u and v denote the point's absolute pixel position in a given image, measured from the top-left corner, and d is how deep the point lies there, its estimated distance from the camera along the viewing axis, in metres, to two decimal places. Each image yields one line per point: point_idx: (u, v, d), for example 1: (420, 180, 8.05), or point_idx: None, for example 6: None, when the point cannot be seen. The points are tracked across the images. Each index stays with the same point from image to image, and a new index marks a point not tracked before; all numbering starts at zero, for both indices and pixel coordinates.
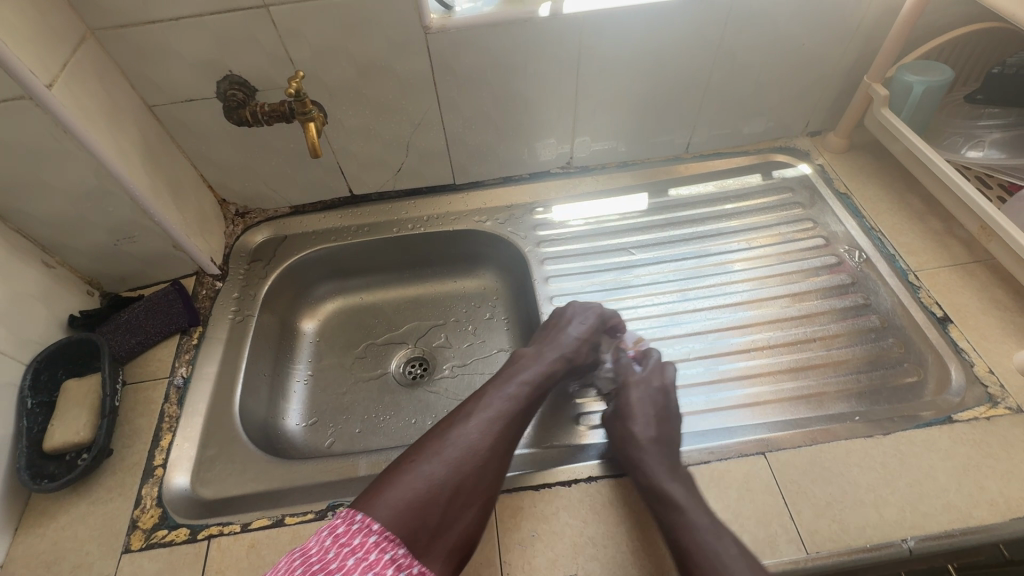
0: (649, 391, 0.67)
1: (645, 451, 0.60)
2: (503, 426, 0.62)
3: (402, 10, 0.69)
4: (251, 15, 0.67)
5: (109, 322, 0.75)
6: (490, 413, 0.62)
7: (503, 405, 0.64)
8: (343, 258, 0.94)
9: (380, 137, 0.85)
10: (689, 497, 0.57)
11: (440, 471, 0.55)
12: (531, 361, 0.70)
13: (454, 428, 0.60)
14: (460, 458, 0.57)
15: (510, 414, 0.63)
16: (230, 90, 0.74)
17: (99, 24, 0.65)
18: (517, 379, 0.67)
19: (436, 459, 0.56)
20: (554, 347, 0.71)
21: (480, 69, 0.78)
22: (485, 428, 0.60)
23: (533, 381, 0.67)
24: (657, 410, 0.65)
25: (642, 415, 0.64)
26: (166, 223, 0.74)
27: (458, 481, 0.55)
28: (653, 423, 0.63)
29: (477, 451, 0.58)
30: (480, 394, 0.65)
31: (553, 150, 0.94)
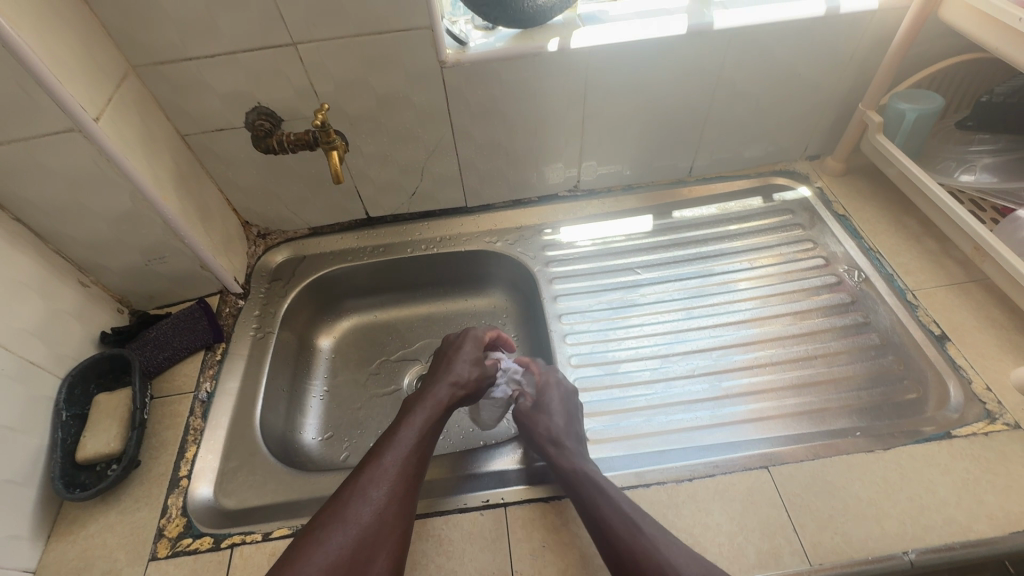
0: (559, 390, 0.73)
1: (562, 441, 0.66)
2: (401, 469, 0.62)
3: (421, 47, 0.74)
4: (280, 52, 0.72)
5: (138, 339, 0.79)
6: (386, 461, 0.62)
7: (397, 449, 0.63)
8: (359, 278, 0.98)
9: (396, 163, 0.89)
10: (601, 480, 0.62)
11: (340, 541, 0.56)
12: (417, 404, 0.70)
13: (352, 488, 0.60)
14: (357, 521, 0.57)
15: (406, 454, 0.63)
16: (258, 120, 0.78)
17: (141, 61, 0.70)
18: (409, 422, 0.67)
19: (334, 526, 0.56)
20: (440, 379, 0.73)
21: (492, 100, 0.82)
22: (382, 480, 0.60)
23: (423, 422, 0.67)
24: (565, 407, 0.71)
25: (555, 412, 0.70)
26: (195, 244, 0.78)
27: (359, 543, 0.56)
28: (559, 415, 0.70)
29: (373, 504, 0.58)
30: (378, 443, 0.64)
31: (561, 174, 0.97)
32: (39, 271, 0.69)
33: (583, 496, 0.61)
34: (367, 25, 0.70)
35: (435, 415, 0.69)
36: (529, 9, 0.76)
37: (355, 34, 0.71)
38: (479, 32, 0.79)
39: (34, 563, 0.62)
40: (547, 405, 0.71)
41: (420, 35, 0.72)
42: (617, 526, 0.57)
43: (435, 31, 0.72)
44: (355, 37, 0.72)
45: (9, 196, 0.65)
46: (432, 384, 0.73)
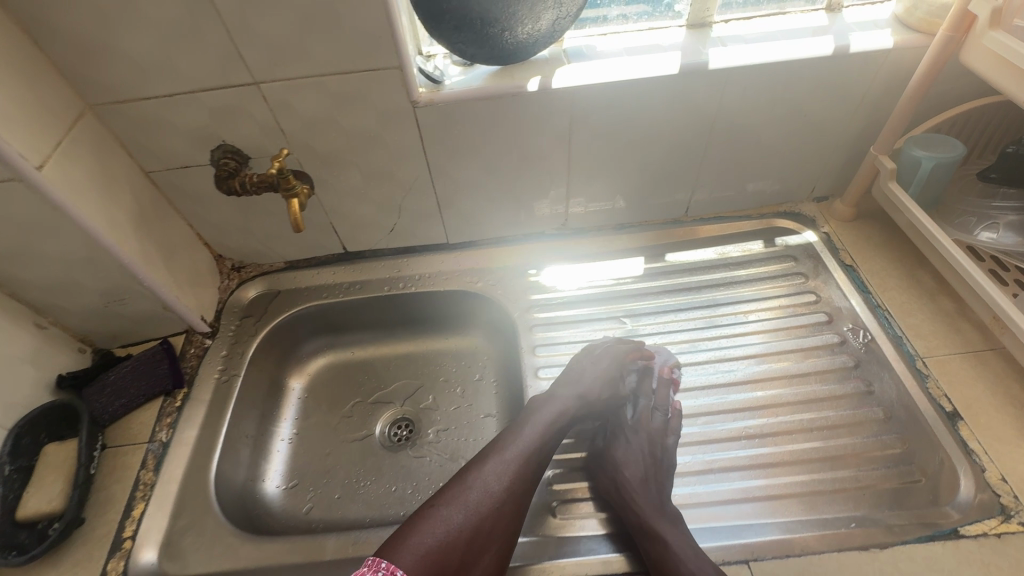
0: (642, 432, 0.70)
1: (637, 491, 0.64)
2: (518, 468, 0.66)
3: (391, 87, 0.69)
4: (242, 91, 0.68)
5: (95, 383, 0.76)
6: (510, 457, 0.66)
7: (520, 448, 0.68)
8: (335, 315, 0.94)
9: (372, 200, 0.85)
10: (679, 533, 0.60)
11: (463, 518, 0.60)
12: (545, 402, 0.72)
13: (478, 474, 0.65)
14: (478, 503, 0.62)
15: (526, 456, 0.67)
16: (224, 158, 0.75)
17: (97, 99, 0.67)
18: (533, 421, 0.70)
19: (456, 505, 0.61)
20: (569, 386, 0.73)
21: (471, 140, 0.78)
22: (503, 473, 0.65)
23: (548, 422, 0.70)
24: (650, 451, 0.68)
25: (634, 456, 0.68)
26: (156, 286, 0.76)
27: (477, 524, 0.60)
28: (647, 462, 0.67)
29: (495, 494, 0.63)
30: (503, 439, 0.69)
31: (547, 212, 0.92)
32: None
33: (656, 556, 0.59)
34: (332, 64, 0.66)
35: (564, 419, 0.71)
36: (509, 45, 0.71)
37: (320, 73, 0.67)
38: (457, 68, 0.75)
39: None
40: (647, 447, 0.69)
41: (390, 75, 0.68)
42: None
43: (405, 71, 0.68)
44: (320, 77, 0.67)
45: None
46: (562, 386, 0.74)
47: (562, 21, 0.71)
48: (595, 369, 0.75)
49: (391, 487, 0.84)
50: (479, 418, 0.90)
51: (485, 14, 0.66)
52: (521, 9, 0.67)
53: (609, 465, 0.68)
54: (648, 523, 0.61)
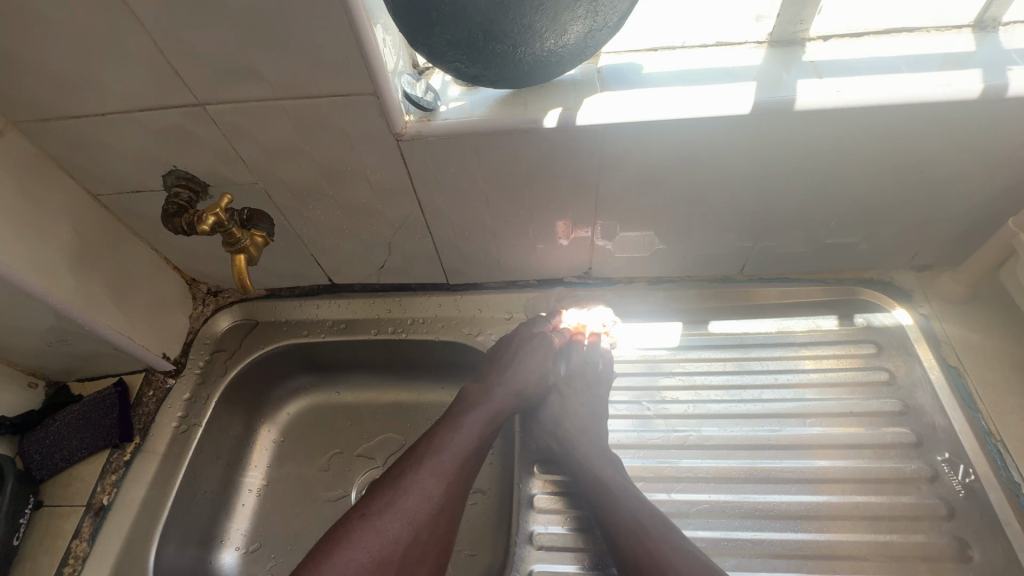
0: (581, 387, 0.70)
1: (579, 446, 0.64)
2: (455, 469, 0.62)
3: (368, 116, 0.54)
4: (187, 113, 0.55)
5: (38, 429, 0.68)
6: (446, 458, 0.62)
7: (459, 447, 0.64)
8: (316, 355, 0.83)
9: (357, 236, 0.71)
10: (636, 498, 0.59)
11: (399, 529, 0.57)
12: (482, 397, 0.68)
13: (413, 478, 0.60)
14: (414, 512, 0.58)
15: (463, 456, 0.63)
16: (176, 186, 0.63)
17: (21, 116, 0.55)
18: (468, 423, 0.66)
19: (390, 515, 0.57)
20: (507, 381, 0.69)
21: (471, 178, 0.62)
22: (439, 475, 0.61)
23: (484, 424, 0.66)
24: (591, 408, 0.68)
25: (574, 417, 0.67)
26: (95, 326, 0.66)
27: (412, 535, 0.57)
28: (583, 419, 0.67)
29: (430, 498, 0.59)
30: (438, 437, 0.64)
31: (567, 259, 0.75)
32: None
33: (611, 521, 0.58)
34: (290, 87, 0.51)
35: (499, 418, 0.67)
36: (523, 65, 0.54)
37: (276, 97, 0.52)
38: (457, 90, 0.59)
39: None
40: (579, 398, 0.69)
41: (364, 102, 0.53)
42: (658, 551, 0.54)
43: (383, 98, 0.52)
44: (277, 101, 0.53)
45: None
46: (501, 372, 0.70)
47: (597, 33, 0.53)
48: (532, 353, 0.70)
49: None
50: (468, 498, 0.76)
51: (489, 29, 0.49)
52: (540, 21, 0.49)
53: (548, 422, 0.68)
54: (598, 488, 0.61)
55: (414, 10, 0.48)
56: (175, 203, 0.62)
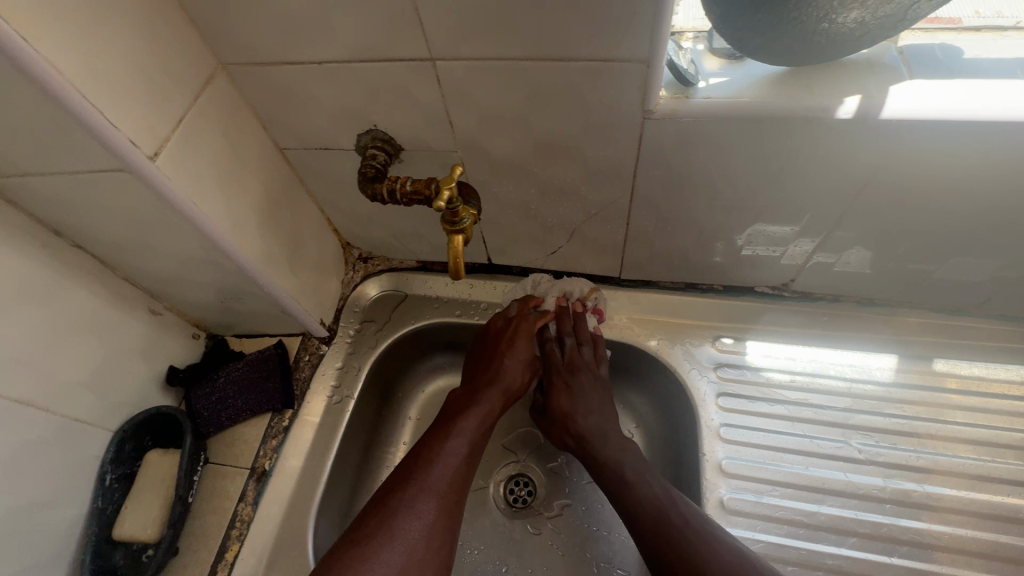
0: (589, 377, 0.68)
1: (598, 438, 0.64)
2: (450, 480, 0.56)
3: (623, 86, 0.45)
4: (411, 67, 0.48)
5: (205, 383, 0.67)
6: (442, 469, 0.56)
7: (452, 458, 0.58)
8: (464, 336, 0.78)
9: (540, 219, 0.65)
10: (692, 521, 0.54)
11: (399, 556, 0.50)
12: (472, 400, 0.64)
13: (409, 500, 0.54)
14: (414, 535, 0.52)
15: (459, 465, 0.58)
16: (372, 147, 0.57)
17: (231, 59, 0.50)
18: (460, 429, 0.60)
19: (386, 541, 0.51)
20: (491, 382, 0.65)
21: (706, 169, 0.53)
22: (435, 492, 0.55)
23: (475, 429, 0.61)
24: (601, 397, 0.67)
25: (585, 410, 0.66)
26: (275, 290, 0.62)
27: (413, 562, 0.50)
28: (581, 413, 0.66)
29: (428, 517, 0.53)
30: (431, 447, 0.58)
31: (769, 267, 0.66)
32: (99, 309, 0.58)
33: (649, 535, 0.55)
34: (545, 46, 0.44)
35: (490, 420, 0.63)
36: (821, 33, 0.42)
37: (523, 57, 0.45)
38: (713, 63, 0.49)
39: None
40: (581, 386, 0.67)
41: (627, 71, 0.44)
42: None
43: (653, 68, 0.44)
44: (521, 61, 0.45)
45: (67, 225, 0.52)
46: (488, 372, 0.66)
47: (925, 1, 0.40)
48: (519, 347, 0.67)
49: (502, 567, 0.71)
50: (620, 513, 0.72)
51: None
52: None
53: (559, 411, 0.67)
54: (648, 511, 0.56)
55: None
56: (371, 167, 0.56)
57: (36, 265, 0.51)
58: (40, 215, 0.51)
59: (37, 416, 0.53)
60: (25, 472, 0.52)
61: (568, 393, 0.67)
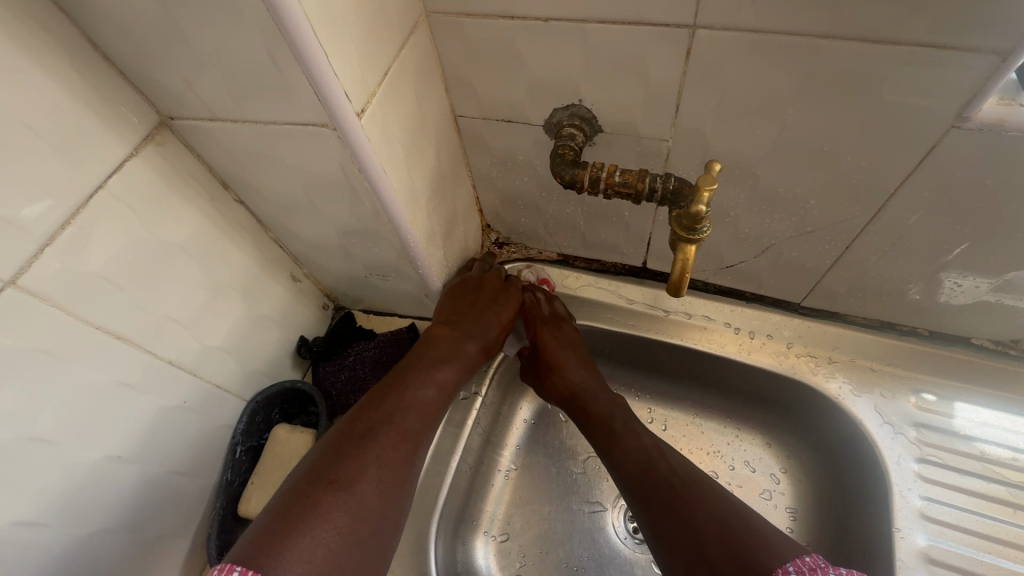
0: (565, 328, 0.65)
1: (592, 393, 0.62)
2: (425, 412, 0.52)
3: (947, 83, 0.35)
4: (661, 36, 0.40)
5: (335, 360, 0.63)
6: (413, 417, 0.51)
7: (428, 393, 0.53)
8: (598, 343, 0.71)
9: (735, 228, 0.55)
10: (683, 477, 0.51)
11: (374, 493, 0.44)
12: (452, 341, 0.59)
13: (376, 442, 0.47)
14: (384, 473, 0.46)
15: (428, 416, 0.52)
16: (569, 124, 0.49)
17: (439, 6, 0.43)
18: (438, 375, 0.55)
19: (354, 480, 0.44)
20: (472, 329, 0.60)
21: (994, 198, 0.42)
22: (410, 416, 0.51)
23: (451, 372, 0.57)
24: (580, 351, 0.65)
25: (565, 361, 0.63)
26: (428, 273, 0.57)
27: (381, 503, 0.45)
28: (571, 366, 0.63)
29: (394, 460, 0.47)
30: (401, 390, 0.52)
31: (1004, 319, 0.55)
32: (250, 270, 0.53)
33: (642, 487, 0.52)
34: (867, 20, 0.34)
35: (465, 367, 0.58)
36: None
37: (825, 34, 0.35)
38: None
39: None
40: (566, 337, 0.64)
41: (965, 63, 0.34)
42: (760, 555, 0.42)
43: (1008, 63, 0.33)
44: (817, 39, 0.36)
45: (235, 177, 0.47)
46: (474, 325, 0.60)
47: None
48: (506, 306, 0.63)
49: None
50: None
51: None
52: None
53: (543, 365, 0.64)
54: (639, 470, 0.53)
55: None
56: (568, 150, 0.49)
57: (202, 218, 0.47)
58: (211, 164, 0.46)
59: (185, 380, 0.49)
60: (170, 439, 0.48)
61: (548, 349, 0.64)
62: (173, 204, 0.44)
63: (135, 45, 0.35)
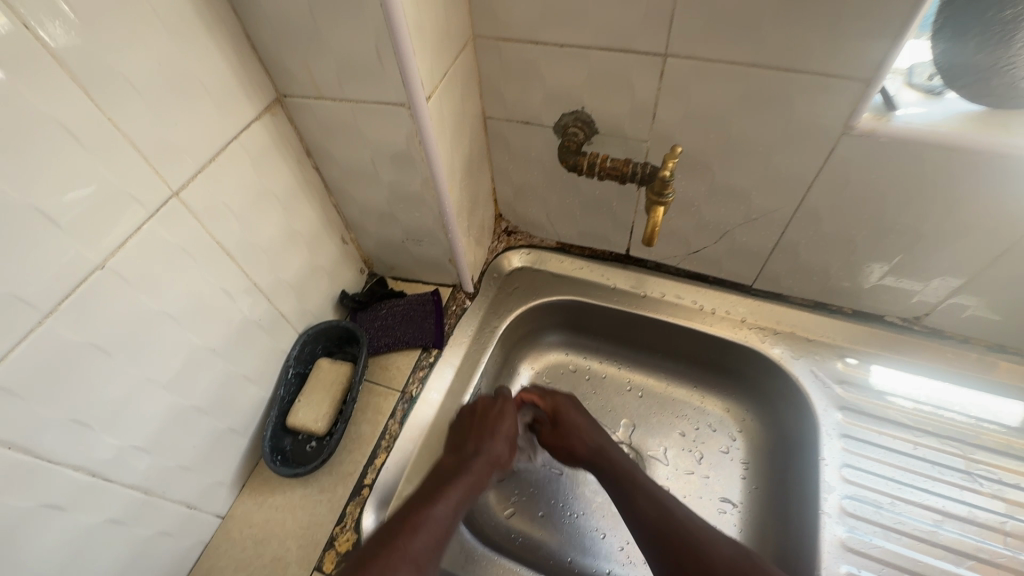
0: (573, 407, 0.70)
1: (610, 450, 0.66)
2: (444, 521, 0.52)
3: (834, 102, 0.52)
4: (643, 61, 0.56)
5: (370, 311, 0.76)
6: (435, 525, 0.51)
7: (446, 506, 0.53)
8: (587, 317, 0.84)
9: (698, 216, 0.71)
10: (698, 534, 0.54)
11: None
12: (463, 458, 0.60)
13: (398, 549, 0.47)
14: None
15: (448, 528, 0.51)
16: (573, 126, 0.65)
17: (485, 33, 0.60)
18: (452, 487, 0.55)
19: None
20: (480, 439, 0.62)
21: (879, 191, 0.58)
22: (433, 528, 0.50)
23: (465, 488, 0.56)
24: (592, 420, 0.69)
25: (580, 433, 0.67)
26: (455, 240, 0.71)
27: None
28: (579, 434, 0.67)
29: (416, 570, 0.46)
30: (417, 505, 0.52)
31: (907, 298, 0.70)
32: (315, 225, 0.67)
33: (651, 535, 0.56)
34: (778, 55, 0.50)
35: (480, 479, 0.59)
36: None
37: (753, 64, 0.52)
38: (914, 94, 0.55)
39: (225, 510, 0.62)
40: (573, 422, 0.68)
41: (844, 88, 0.51)
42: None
43: (870, 88, 0.50)
44: (747, 67, 0.52)
45: (320, 148, 0.61)
46: (477, 434, 0.63)
47: None
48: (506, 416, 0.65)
49: (597, 535, 0.73)
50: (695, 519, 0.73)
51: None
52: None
53: (572, 438, 0.68)
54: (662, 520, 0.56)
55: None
56: (572, 143, 0.65)
57: (291, 176, 0.61)
58: (302, 135, 0.61)
59: (261, 303, 0.61)
60: (245, 348, 0.60)
61: (562, 423, 0.69)
62: (274, 161, 0.58)
63: (279, 39, 0.50)
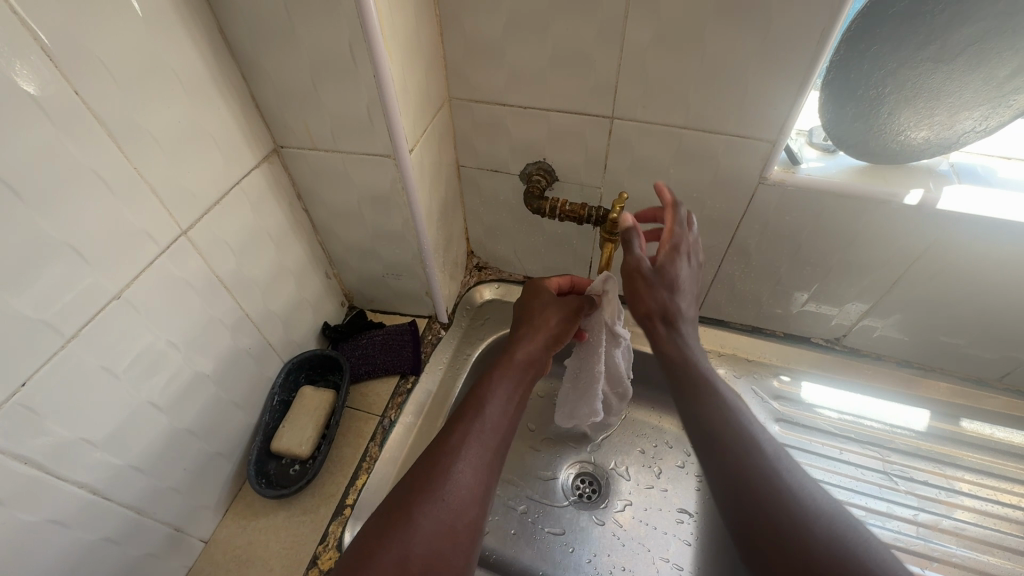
0: (690, 262, 0.61)
1: (686, 330, 0.58)
2: (510, 406, 0.58)
3: (749, 157, 0.63)
4: (593, 121, 0.66)
5: (351, 341, 0.81)
6: (489, 422, 0.55)
7: (503, 396, 0.58)
8: None
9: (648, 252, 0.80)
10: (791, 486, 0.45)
11: (465, 482, 0.50)
12: (522, 343, 0.64)
13: (463, 432, 0.53)
14: (477, 465, 0.51)
15: (509, 412, 0.58)
16: (536, 174, 0.74)
17: (459, 95, 0.69)
18: (509, 373, 0.61)
19: (442, 490, 0.48)
20: (533, 323, 0.66)
21: (793, 231, 0.69)
22: (496, 423, 0.56)
23: (520, 376, 0.62)
24: (694, 286, 0.62)
25: (686, 291, 0.60)
26: (432, 274, 0.77)
27: (471, 499, 0.49)
28: (675, 292, 0.59)
29: (475, 465, 0.51)
30: (479, 394, 0.58)
31: (828, 321, 0.81)
32: (303, 261, 0.73)
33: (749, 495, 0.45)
34: (702, 120, 0.62)
35: (535, 366, 0.64)
36: (902, 138, 0.60)
37: (683, 126, 0.63)
38: (814, 152, 0.68)
39: (208, 534, 0.64)
40: (676, 278, 0.59)
41: (755, 146, 0.62)
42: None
43: (776, 146, 0.61)
44: (679, 129, 0.63)
45: (311, 192, 0.68)
46: (535, 318, 0.67)
47: (972, 133, 0.58)
48: (553, 313, 0.67)
49: (567, 548, 0.77)
50: (654, 530, 0.79)
51: (893, 90, 0.57)
52: (931, 111, 0.57)
53: (659, 290, 0.58)
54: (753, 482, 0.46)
55: (838, 55, 0.58)
56: (536, 189, 0.73)
57: (283, 216, 0.67)
58: (295, 179, 0.67)
59: (252, 332, 0.66)
60: (235, 375, 0.64)
61: (662, 272, 0.58)
62: (269, 203, 0.64)
63: (282, 100, 0.58)
